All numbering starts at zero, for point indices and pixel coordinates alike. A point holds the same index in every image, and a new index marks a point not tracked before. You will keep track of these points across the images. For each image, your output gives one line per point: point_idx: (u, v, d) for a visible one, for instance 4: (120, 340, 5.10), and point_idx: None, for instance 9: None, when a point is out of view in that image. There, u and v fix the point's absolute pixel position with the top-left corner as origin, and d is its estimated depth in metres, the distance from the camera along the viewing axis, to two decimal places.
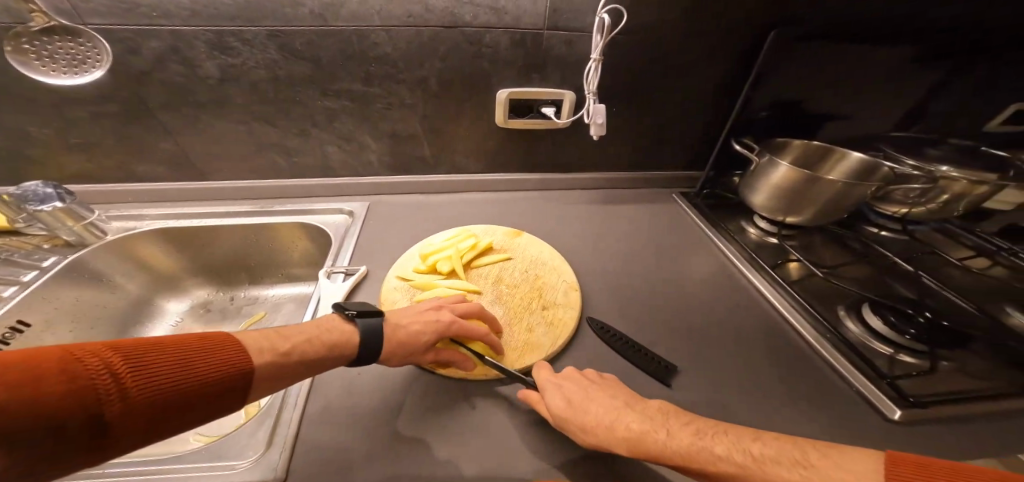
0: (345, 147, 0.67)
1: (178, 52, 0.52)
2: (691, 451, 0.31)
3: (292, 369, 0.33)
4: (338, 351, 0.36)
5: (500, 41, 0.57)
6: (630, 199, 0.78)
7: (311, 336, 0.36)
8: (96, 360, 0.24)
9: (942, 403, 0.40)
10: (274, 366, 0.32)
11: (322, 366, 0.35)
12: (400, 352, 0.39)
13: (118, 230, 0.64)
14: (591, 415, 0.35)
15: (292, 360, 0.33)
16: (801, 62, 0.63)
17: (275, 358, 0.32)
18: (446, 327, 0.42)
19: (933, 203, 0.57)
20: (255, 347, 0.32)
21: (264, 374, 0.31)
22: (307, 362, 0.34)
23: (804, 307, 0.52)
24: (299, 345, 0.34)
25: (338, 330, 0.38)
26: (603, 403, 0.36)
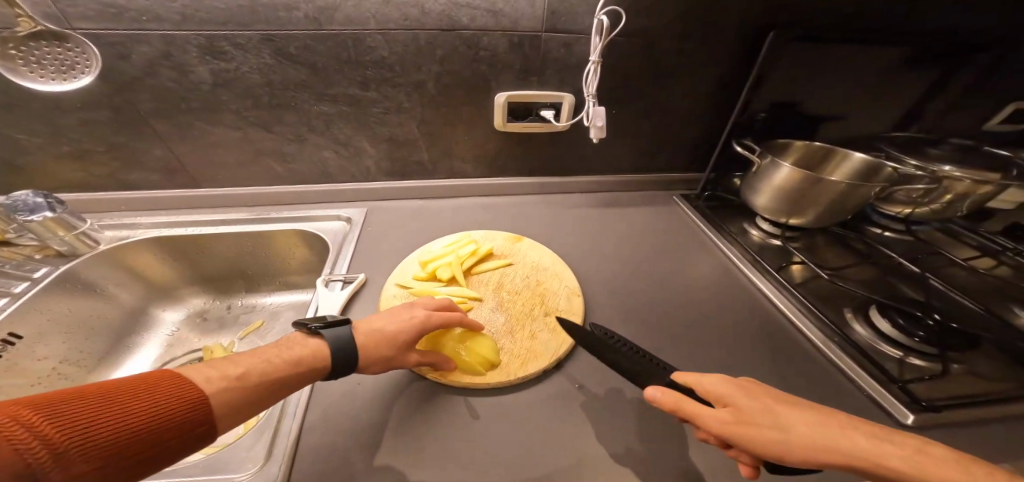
0: (342, 153, 0.66)
1: (169, 57, 0.51)
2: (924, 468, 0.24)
3: (258, 393, 0.30)
4: (306, 366, 0.34)
5: (498, 44, 0.56)
6: (631, 202, 0.77)
7: (268, 355, 0.33)
8: (7, 419, 0.21)
9: (957, 406, 0.39)
10: (233, 392, 0.29)
11: (287, 385, 0.33)
12: (383, 354, 0.38)
13: (111, 239, 0.63)
14: (779, 411, 0.28)
15: (256, 383, 0.30)
16: (800, 62, 0.63)
17: (232, 384, 0.29)
18: (424, 325, 0.41)
19: (936, 203, 0.57)
20: (203, 377, 0.28)
21: (225, 403, 0.28)
22: (274, 381, 0.31)
23: (810, 310, 0.51)
24: (257, 366, 0.31)
25: (302, 345, 0.35)
26: (785, 399, 0.29)
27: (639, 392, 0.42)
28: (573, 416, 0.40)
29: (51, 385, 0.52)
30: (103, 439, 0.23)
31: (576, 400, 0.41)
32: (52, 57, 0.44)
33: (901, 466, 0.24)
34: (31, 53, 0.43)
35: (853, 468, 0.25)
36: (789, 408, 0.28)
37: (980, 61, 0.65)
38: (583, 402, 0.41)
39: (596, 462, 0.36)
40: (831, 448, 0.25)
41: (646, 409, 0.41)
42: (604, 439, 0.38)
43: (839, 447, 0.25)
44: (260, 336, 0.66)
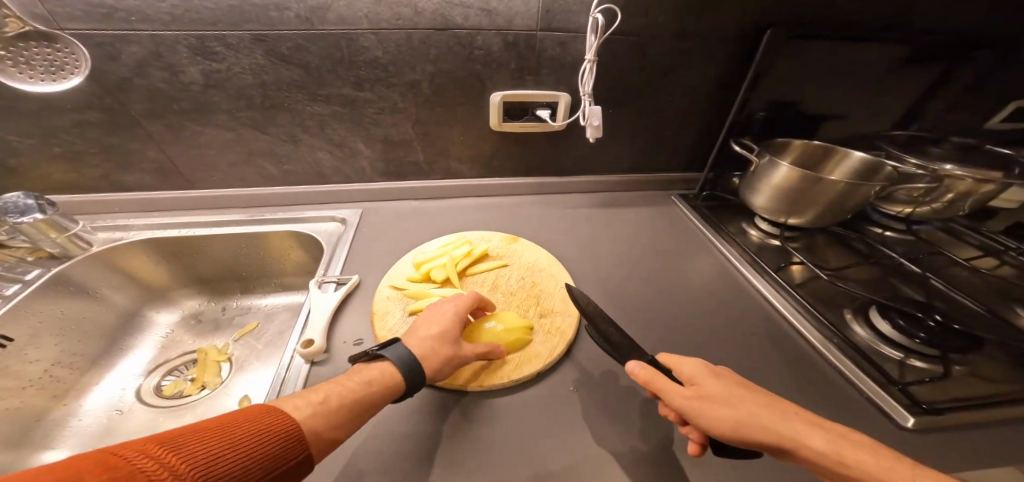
0: (337, 154, 0.66)
1: (160, 58, 0.50)
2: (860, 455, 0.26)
3: (341, 419, 0.31)
4: (384, 388, 0.35)
5: (492, 43, 0.55)
6: (629, 202, 0.76)
7: (341, 380, 0.34)
8: (141, 455, 0.22)
9: (958, 409, 0.38)
10: (318, 420, 0.30)
11: (367, 404, 0.33)
12: (445, 353, 0.39)
13: (104, 241, 0.63)
14: (739, 395, 0.31)
15: (339, 408, 0.31)
16: (799, 60, 0.62)
17: (317, 411, 0.30)
18: (461, 316, 0.42)
19: (938, 203, 0.56)
20: (293, 406, 0.30)
21: (316, 430, 0.29)
22: (356, 405, 0.32)
23: (809, 310, 0.50)
24: (337, 391, 0.33)
25: (373, 367, 0.36)
26: (748, 388, 0.32)
27: (635, 395, 0.41)
28: (568, 420, 0.39)
29: (43, 387, 0.52)
30: (224, 468, 0.24)
31: (572, 403, 0.41)
32: (41, 58, 0.44)
33: (826, 449, 0.27)
34: (19, 54, 0.43)
35: (786, 449, 0.28)
36: (744, 398, 0.30)
37: (980, 58, 0.64)
38: (578, 405, 0.40)
39: (591, 466, 0.35)
40: (771, 428, 0.28)
41: (643, 411, 0.40)
42: (601, 443, 0.37)
43: (778, 428, 0.28)
44: (255, 337, 0.66)
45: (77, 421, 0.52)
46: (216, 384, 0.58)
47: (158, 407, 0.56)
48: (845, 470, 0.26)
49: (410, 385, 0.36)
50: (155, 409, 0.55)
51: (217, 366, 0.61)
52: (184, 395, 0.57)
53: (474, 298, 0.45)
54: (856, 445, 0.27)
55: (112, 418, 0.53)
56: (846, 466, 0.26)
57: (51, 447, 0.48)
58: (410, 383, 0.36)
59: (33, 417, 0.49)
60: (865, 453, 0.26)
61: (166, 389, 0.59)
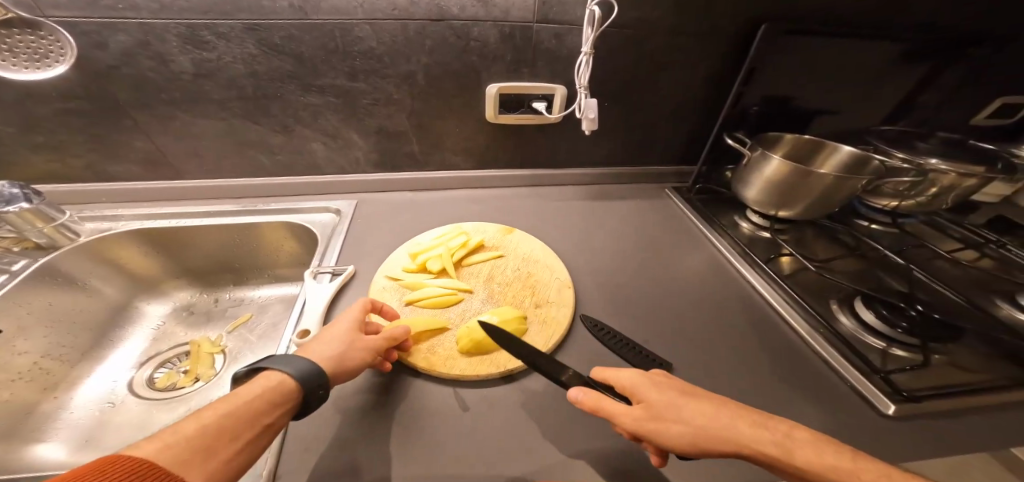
0: (331, 145, 0.65)
1: (149, 46, 0.49)
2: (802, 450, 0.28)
3: (213, 442, 0.26)
4: (266, 400, 0.30)
5: (489, 34, 0.55)
6: (624, 195, 0.77)
7: (211, 406, 0.28)
8: None
9: (936, 396, 0.39)
10: (179, 450, 0.24)
11: (258, 419, 0.29)
12: (338, 352, 0.36)
13: (92, 231, 0.62)
14: (684, 405, 0.31)
15: (209, 431, 0.26)
16: (792, 56, 0.63)
17: (171, 444, 0.24)
18: (349, 315, 0.40)
19: (922, 196, 0.57)
20: (130, 448, 0.23)
21: (183, 458, 0.24)
22: (230, 422, 0.27)
23: (797, 302, 0.51)
24: (194, 420, 0.27)
25: (244, 388, 0.31)
26: (694, 394, 0.33)
27: None
28: (560, 410, 0.39)
29: (34, 380, 0.52)
30: None
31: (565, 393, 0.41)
32: (24, 46, 0.43)
33: (772, 449, 0.28)
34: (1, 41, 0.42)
35: (738, 453, 0.29)
36: (691, 408, 0.31)
37: (965, 55, 0.65)
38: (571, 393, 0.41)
39: (584, 455, 0.36)
40: (720, 436, 0.29)
41: None
42: (594, 430, 0.38)
43: (726, 436, 0.29)
44: (248, 329, 0.65)
45: (69, 413, 0.51)
46: (211, 375, 0.58)
47: (154, 399, 0.56)
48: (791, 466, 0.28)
49: (302, 384, 0.32)
50: (149, 401, 0.55)
51: (211, 357, 0.61)
52: (178, 387, 0.57)
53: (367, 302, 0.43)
54: (802, 441, 0.28)
55: (105, 411, 0.53)
56: (792, 463, 0.28)
57: (42, 439, 0.48)
58: (302, 382, 0.32)
59: (24, 409, 0.49)
60: (810, 448, 0.28)
61: (159, 381, 0.59)
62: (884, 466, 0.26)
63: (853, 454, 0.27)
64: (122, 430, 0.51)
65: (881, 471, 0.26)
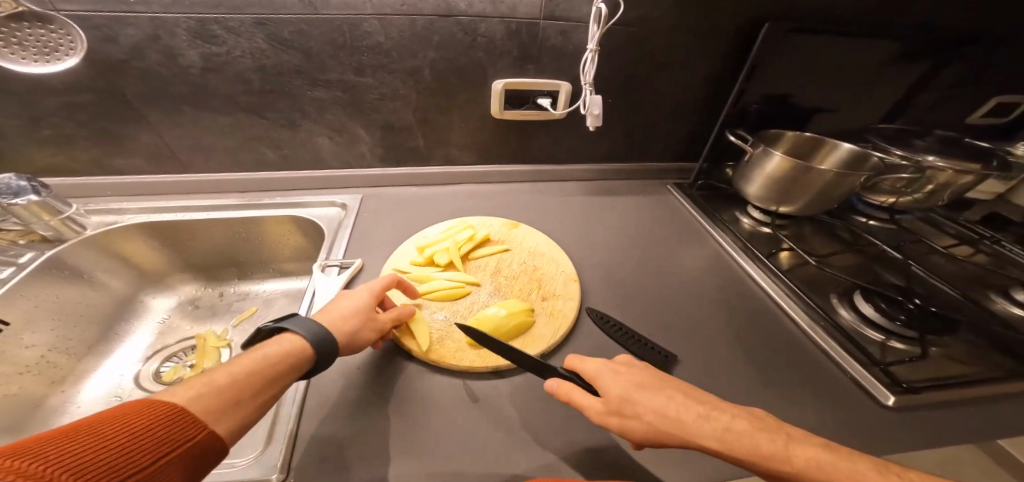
0: (337, 139, 0.65)
1: (158, 40, 0.50)
2: (753, 445, 0.28)
3: (236, 395, 0.29)
4: (283, 361, 0.33)
5: (496, 31, 0.56)
6: (626, 191, 0.78)
7: (238, 360, 0.32)
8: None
9: (934, 387, 0.41)
10: (208, 399, 0.28)
11: (276, 378, 0.32)
12: (351, 326, 0.39)
13: (98, 224, 0.62)
14: (644, 400, 0.32)
15: (231, 386, 0.29)
16: (794, 55, 0.64)
17: (201, 392, 0.28)
18: (369, 289, 0.43)
19: (919, 192, 0.58)
20: (168, 393, 0.27)
21: (207, 409, 0.27)
22: (252, 378, 0.30)
23: (799, 295, 0.52)
24: (222, 373, 0.30)
25: (266, 347, 0.33)
26: (648, 386, 0.33)
27: None
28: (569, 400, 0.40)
29: (42, 373, 0.52)
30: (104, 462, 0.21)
31: None
32: (35, 39, 0.43)
33: (723, 445, 0.29)
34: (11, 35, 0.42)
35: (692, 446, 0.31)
36: (651, 401, 0.32)
37: (962, 55, 0.67)
38: None
39: (593, 444, 0.37)
40: (674, 431, 0.30)
41: None
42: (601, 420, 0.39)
43: (681, 431, 0.30)
44: (253, 323, 0.66)
45: (77, 408, 0.52)
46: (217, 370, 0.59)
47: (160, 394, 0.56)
48: (739, 460, 0.29)
49: (314, 350, 0.35)
50: None
51: (217, 352, 0.61)
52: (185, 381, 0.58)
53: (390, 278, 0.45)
54: (743, 436, 0.29)
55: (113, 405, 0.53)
56: (740, 458, 0.29)
57: None
58: (316, 348, 0.35)
59: (32, 404, 0.49)
60: (749, 443, 0.29)
61: (165, 375, 0.59)
62: (821, 457, 0.27)
63: (791, 445, 0.28)
64: None
65: (814, 463, 0.27)
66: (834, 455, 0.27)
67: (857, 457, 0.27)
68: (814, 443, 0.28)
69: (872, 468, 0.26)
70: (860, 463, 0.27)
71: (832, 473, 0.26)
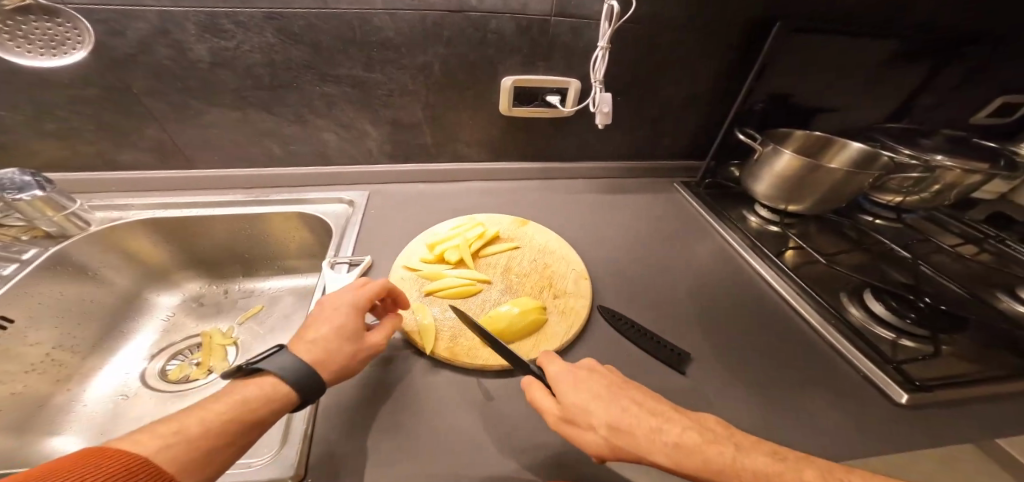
0: (344, 135, 0.65)
1: (167, 34, 0.49)
2: (702, 462, 0.28)
3: (212, 443, 0.28)
4: (265, 403, 0.32)
5: (507, 27, 0.55)
6: (633, 189, 0.78)
7: (220, 400, 0.31)
8: None
9: (946, 386, 0.41)
10: (179, 449, 0.26)
11: (255, 422, 0.31)
12: (344, 352, 0.37)
13: (102, 220, 0.61)
14: (602, 409, 0.32)
15: (206, 433, 0.28)
16: (803, 54, 0.64)
17: (171, 441, 0.27)
18: (354, 304, 0.40)
19: (926, 192, 0.59)
20: (136, 440, 0.26)
21: (177, 458, 0.26)
22: (228, 426, 0.29)
23: (809, 294, 0.53)
24: (201, 416, 0.29)
25: (244, 387, 0.32)
26: (606, 397, 0.33)
27: (646, 372, 0.44)
28: None
29: (46, 372, 0.51)
30: None
31: None
32: (41, 32, 0.42)
33: (670, 461, 0.29)
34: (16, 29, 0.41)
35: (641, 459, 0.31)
36: (609, 411, 0.32)
37: (969, 54, 0.67)
38: None
39: None
40: (627, 444, 0.30)
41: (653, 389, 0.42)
42: None
43: (632, 444, 0.30)
44: (259, 321, 0.65)
45: (82, 406, 0.51)
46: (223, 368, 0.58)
47: (165, 392, 0.55)
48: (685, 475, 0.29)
49: (303, 389, 0.33)
50: (162, 394, 0.55)
51: (223, 350, 0.61)
52: (191, 379, 0.57)
53: (375, 286, 0.42)
54: (692, 449, 0.29)
55: (118, 404, 0.53)
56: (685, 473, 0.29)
57: (55, 433, 0.47)
58: (300, 394, 0.33)
59: (36, 402, 0.48)
60: (698, 457, 0.29)
61: (171, 373, 0.58)
62: (768, 467, 0.28)
63: (738, 458, 0.28)
64: (137, 422, 0.51)
65: (760, 476, 0.27)
66: (780, 463, 0.28)
67: (803, 463, 0.28)
68: (763, 454, 0.29)
69: (815, 474, 0.27)
70: (804, 470, 0.28)
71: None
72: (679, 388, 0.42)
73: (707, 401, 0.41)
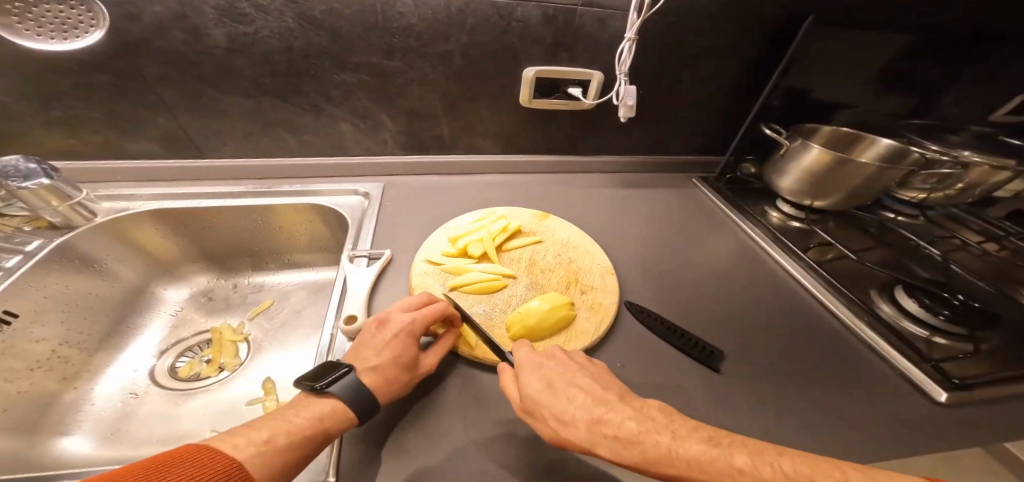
0: (360, 125, 0.63)
1: (184, 19, 0.47)
2: (644, 451, 0.29)
3: (291, 456, 0.29)
4: (332, 424, 0.32)
5: (532, 15, 0.54)
6: (650, 184, 0.77)
7: (297, 413, 0.32)
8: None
9: (985, 384, 0.41)
10: (264, 458, 0.28)
11: (325, 439, 0.32)
12: (402, 379, 0.37)
13: (108, 211, 0.59)
14: (556, 399, 0.33)
15: (286, 448, 0.29)
16: (829, 50, 0.63)
17: (260, 450, 0.29)
18: (412, 329, 0.39)
19: (950, 189, 0.59)
20: (233, 448, 0.28)
21: (259, 468, 0.28)
22: (308, 442, 0.31)
23: (838, 290, 0.53)
24: (282, 428, 0.31)
25: (321, 401, 0.33)
26: (557, 388, 0.34)
27: (680, 370, 0.43)
28: None
29: (53, 369, 0.49)
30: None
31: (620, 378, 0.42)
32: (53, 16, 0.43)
33: (612, 454, 0.30)
34: (28, 11, 0.42)
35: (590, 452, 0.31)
36: (562, 400, 0.33)
37: None
38: (628, 381, 0.42)
39: None
40: (573, 435, 0.31)
41: (687, 385, 0.42)
42: None
43: (579, 435, 0.31)
44: (270, 316, 0.64)
45: (90, 406, 0.49)
46: (235, 365, 0.57)
47: (175, 389, 0.54)
48: (628, 466, 0.30)
49: (365, 414, 0.33)
50: (173, 392, 0.53)
51: (234, 346, 0.59)
52: (202, 377, 0.55)
53: (432, 309, 0.41)
54: (630, 439, 0.30)
55: (127, 403, 0.51)
56: (629, 464, 0.30)
57: (66, 433, 0.46)
58: (362, 417, 0.33)
59: (43, 400, 0.46)
60: (635, 447, 0.30)
61: (181, 370, 0.56)
62: (701, 454, 0.28)
63: (673, 448, 0.29)
64: (148, 420, 0.49)
65: (692, 464, 0.28)
66: (713, 450, 0.28)
67: (734, 448, 0.29)
68: (702, 440, 0.29)
69: (744, 459, 0.28)
70: (735, 456, 0.28)
71: (707, 471, 0.28)
72: (714, 387, 0.42)
73: (743, 399, 0.41)
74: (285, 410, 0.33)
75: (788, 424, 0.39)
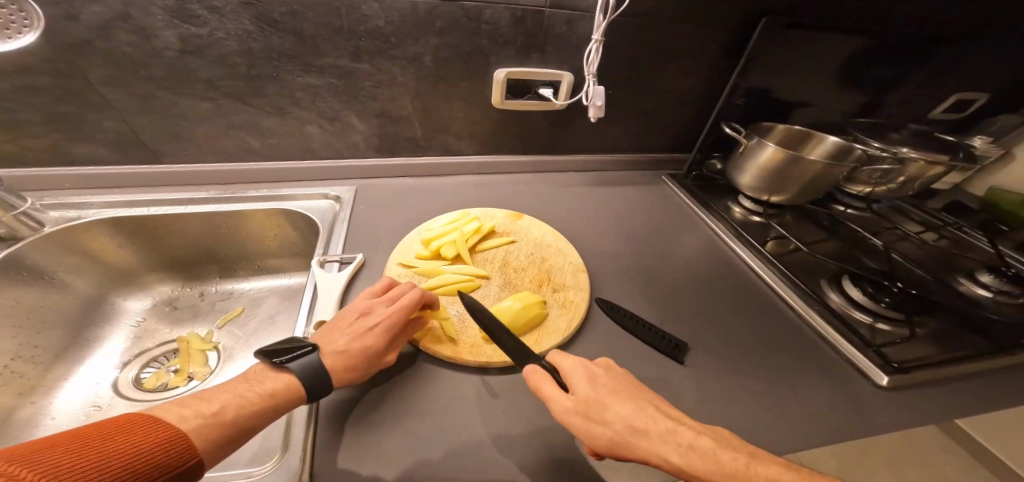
0: (328, 128, 0.62)
1: (130, 19, 0.45)
2: (710, 463, 0.29)
3: (237, 430, 0.29)
4: (281, 401, 0.32)
5: (501, 17, 0.54)
6: (623, 181, 0.79)
7: (245, 388, 0.32)
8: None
9: (920, 367, 0.45)
10: (211, 431, 0.28)
11: (274, 410, 0.32)
12: (364, 367, 0.37)
13: (57, 220, 0.55)
14: (617, 405, 0.33)
15: (233, 421, 0.29)
16: (785, 51, 0.66)
17: (207, 422, 0.28)
18: (390, 322, 0.39)
19: (892, 183, 0.64)
20: (179, 418, 0.28)
21: (206, 438, 0.28)
22: (256, 414, 0.30)
23: (794, 282, 0.57)
24: (229, 401, 0.30)
25: (276, 377, 0.33)
26: (617, 396, 0.33)
27: (646, 361, 0.45)
28: None
29: (7, 384, 0.46)
30: (94, 473, 0.23)
31: None
32: None
33: (678, 462, 0.29)
34: None
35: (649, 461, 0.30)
36: (626, 406, 0.33)
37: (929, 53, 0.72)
38: None
39: None
40: (635, 441, 0.31)
41: (653, 377, 0.43)
42: None
43: (647, 444, 0.30)
44: (240, 324, 0.62)
45: (51, 420, 0.47)
46: (205, 374, 0.55)
47: (142, 401, 0.52)
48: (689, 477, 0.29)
49: (315, 394, 0.34)
50: (140, 403, 0.52)
51: (204, 355, 0.58)
52: (170, 387, 0.54)
53: (411, 301, 0.41)
54: (697, 450, 0.30)
55: (91, 415, 0.49)
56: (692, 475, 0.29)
57: None
58: (312, 392, 0.33)
59: None
60: (705, 458, 0.29)
61: (147, 381, 0.54)
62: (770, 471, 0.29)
63: (744, 463, 0.29)
64: None
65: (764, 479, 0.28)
66: (773, 467, 0.29)
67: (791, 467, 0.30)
68: (762, 457, 0.30)
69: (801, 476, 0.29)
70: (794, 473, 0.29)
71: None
72: (679, 379, 0.43)
73: (705, 387, 0.43)
74: (231, 383, 0.32)
75: (746, 409, 0.41)
